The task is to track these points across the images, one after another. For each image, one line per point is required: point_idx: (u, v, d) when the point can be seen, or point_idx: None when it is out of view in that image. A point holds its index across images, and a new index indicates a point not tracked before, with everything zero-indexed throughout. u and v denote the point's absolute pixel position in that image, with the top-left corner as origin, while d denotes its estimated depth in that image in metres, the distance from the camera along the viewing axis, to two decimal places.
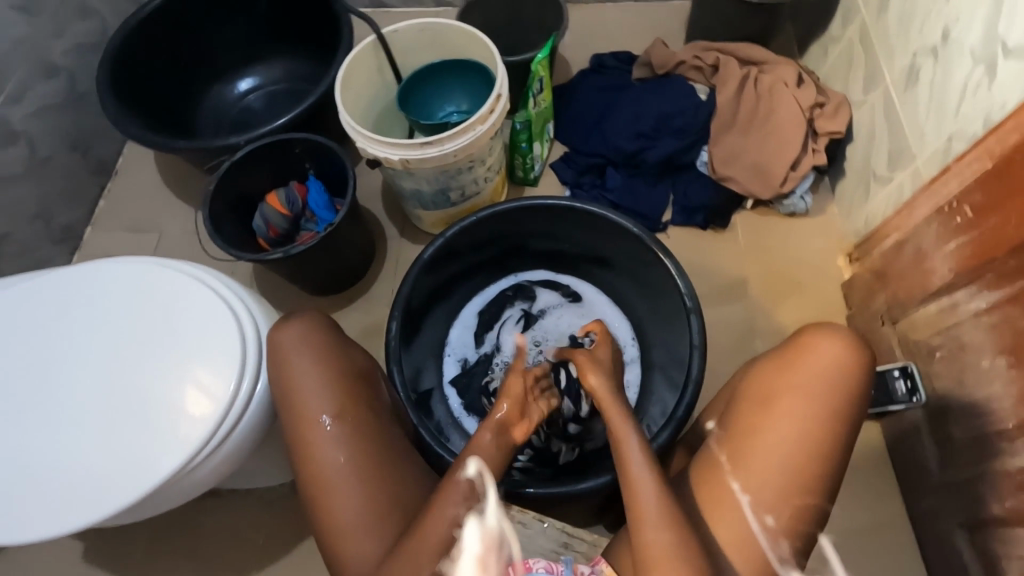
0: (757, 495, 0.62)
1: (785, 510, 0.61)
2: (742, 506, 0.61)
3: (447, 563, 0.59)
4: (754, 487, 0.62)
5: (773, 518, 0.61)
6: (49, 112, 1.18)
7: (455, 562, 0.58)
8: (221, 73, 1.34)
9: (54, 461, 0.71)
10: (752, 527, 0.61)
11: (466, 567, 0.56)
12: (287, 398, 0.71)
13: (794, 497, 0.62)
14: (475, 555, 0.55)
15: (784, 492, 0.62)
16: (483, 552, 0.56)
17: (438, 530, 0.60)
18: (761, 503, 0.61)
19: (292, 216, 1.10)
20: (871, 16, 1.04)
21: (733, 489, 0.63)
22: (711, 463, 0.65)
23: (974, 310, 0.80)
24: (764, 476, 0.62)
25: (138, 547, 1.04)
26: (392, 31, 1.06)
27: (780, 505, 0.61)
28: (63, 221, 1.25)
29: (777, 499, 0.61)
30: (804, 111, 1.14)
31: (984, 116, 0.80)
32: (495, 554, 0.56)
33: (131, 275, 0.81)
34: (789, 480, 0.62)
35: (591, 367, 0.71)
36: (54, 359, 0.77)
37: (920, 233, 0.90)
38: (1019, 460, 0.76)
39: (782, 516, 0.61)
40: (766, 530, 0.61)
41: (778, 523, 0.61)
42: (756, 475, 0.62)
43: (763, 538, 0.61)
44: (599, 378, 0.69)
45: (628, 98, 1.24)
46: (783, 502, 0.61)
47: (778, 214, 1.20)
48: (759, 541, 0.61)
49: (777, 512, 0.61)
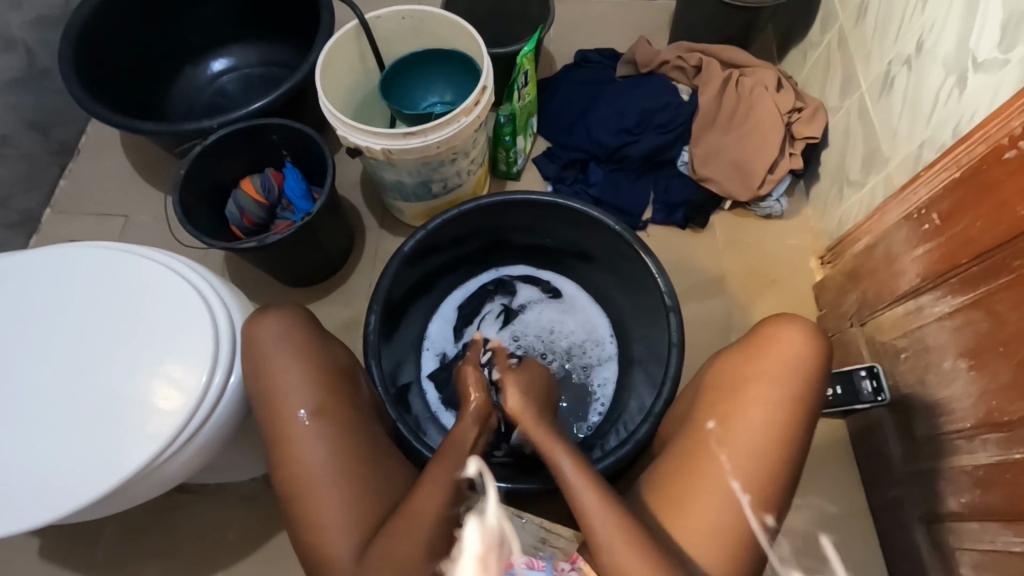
0: (756, 495, 0.62)
1: (778, 508, 0.63)
2: (742, 507, 0.62)
3: (447, 563, 0.60)
4: (752, 486, 0.63)
5: (772, 517, 0.62)
6: (5, 87, 1.11)
7: (455, 562, 0.59)
8: (193, 53, 1.29)
9: (11, 456, 0.68)
10: (752, 525, 0.61)
11: (466, 567, 0.59)
12: (263, 393, 0.69)
13: (785, 494, 0.64)
14: (475, 554, 0.59)
15: (774, 486, 0.63)
16: (483, 552, 0.59)
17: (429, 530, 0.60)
18: (759, 503, 0.62)
19: (267, 204, 1.07)
20: (849, 24, 1.07)
21: (733, 489, 0.63)
22: (710, 460, 0.64)
23: (938, 314, 0.83)
24: (753, 465, 0.63)
25: (100, 545, 1.01)
26: (375, 17, 1.04)
27: (776, 505, 0.63)
28: (19, 202, 1.19)
29: (771, 497, 0.63)
30: (783, 115, 1.16)
31: (954, 126, 0.82)
32: (495, 553, 0.59)
33: (97, 262, 0.77)
34: (772, 465, 0.64)
35: (512, 382, 0.73)
36: (11, 349, 0.73)
37: (890, 237, 0.93)
38: (976, 458, 0.80)
39: (777, 514, 0.63)
40: (766, 529, 0.62)
41: (776, 521, 0.62)
42: (750, 474, 0.63)
43: (763, 537, 0.62)
44: (517, 386, 0.72)
45: (611, 94, 1.24)
46: (779, 501, 0.63)
47: (755, 215, 1.22)
48: (759, 539, 0.62)
49: (774, 512, 0.63)
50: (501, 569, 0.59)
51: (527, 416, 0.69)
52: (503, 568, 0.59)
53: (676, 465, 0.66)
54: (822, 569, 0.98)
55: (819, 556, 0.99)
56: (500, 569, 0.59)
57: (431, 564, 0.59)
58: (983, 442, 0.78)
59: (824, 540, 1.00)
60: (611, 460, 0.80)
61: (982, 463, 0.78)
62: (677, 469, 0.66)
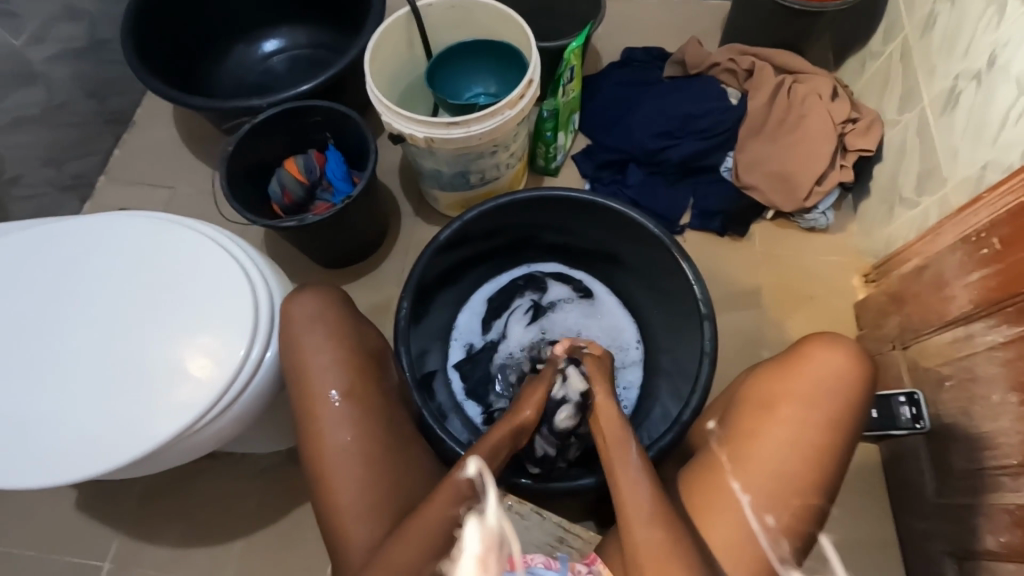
0: (757, 496, 0.61)
1: (785, 510, 0.61)
2: (742, 507, 0.61)
3: (447, 564, 0.59)
4: (752, 485, 0.62)
5: (774, 518, 0.61)
6: (70, 56, 1.16)
7: (456, 562, 0.54)
8: (246, 32, 1.31)
9: (58, 410, 0.71)
10: (752, 526, 0.61)
11: (466, 568, 0.52)
12: (296, 370, 0.71)
13: (796, 499, 0.61)
14: (475, 555, 0.52)
15: (783, 491, 0.61)
16: (483, 552, 0.53)
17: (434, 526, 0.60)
18: (760, 503, 0.61)
19: (308, 183, 1.09)
20: (914, 34, 1.02)
21: (733, 489, 0.62)
22: (711, 459, 0.65)
23: (990, 343, 0.79)
24: (763, 469, 0.62)
25: (130, 501, 1.05)
26: (426, 5, 1.04)
27: (781, 507, 0.61)
28: (75, 168, 1.24)
29: (776, 498, 0.61)
30: (836, 125, 1.12)
31: (1023, 147, 0.78)
32: (495, 554, 0.53)
33: (149, 231, 0.80)
34: (784, 480, 0.62)
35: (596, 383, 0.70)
36: (60, 307, 0.76)
37: (942, 260, 0.88)
38: (1019, 497, 0.76)
39: (782, 515, 0.61)
40: (767, 530, 0.60)
41: (778, 523, 0.61)
42: (755, 477, 0.62)
43: (764, 538, 0.60)
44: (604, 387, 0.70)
45: (657, 95, 1.22)
46: (784, 503, 0.61)
47: (797, 228, 1.18)
48: (759, 541, 0.60)
49: (777, 513, 0.61)
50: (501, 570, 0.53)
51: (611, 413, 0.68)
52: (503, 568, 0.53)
53: (692, 473, 0.66)
54: (822, 570, 0.95)
55: (820, 556, 0.97)
56: (500, 570, 0.53)
57: (430, 564, 0.59)
58: None
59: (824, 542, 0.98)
60: None
61: None
62: (690, 475, 0.66)
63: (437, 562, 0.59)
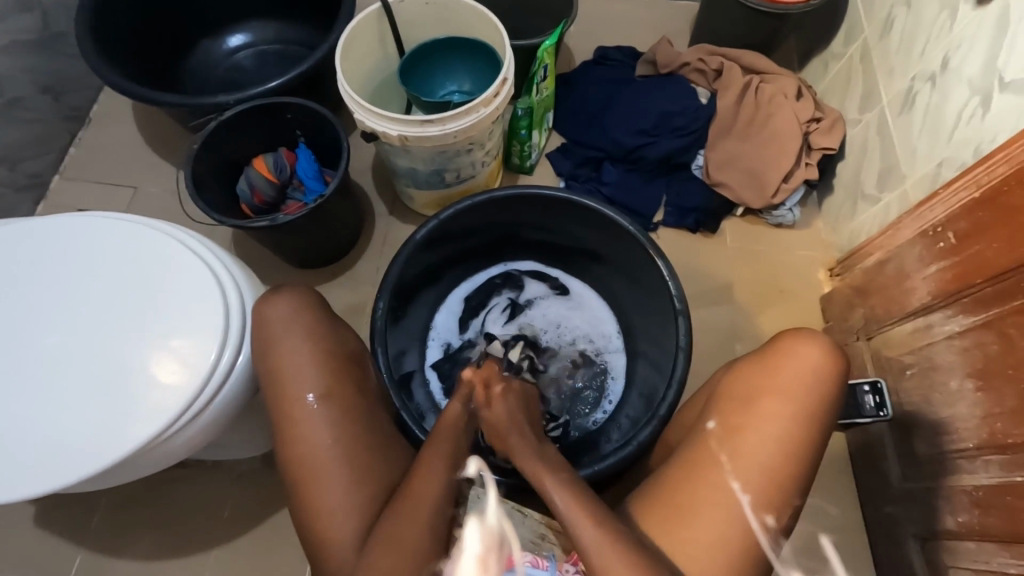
0: (756, 496, 0.63)
1: (782, 509, 0.63)
2: (743, 507, 0.62)
3: (447, 563, 0.60)
4: (751, 486, 0.63)
5: (773, 517, 0.62)
6: (21, 49, 1.10)
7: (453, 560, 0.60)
8: (211, 26, 1.27)
9: (17, 421, 0.67)
10: (752, 525, 0.62)
11: (466, 567, 0.60)
12: (272, 374, 0.69)
13: (790, 496, 0.64)
14: (475, 554, 0.60)
15: (778, 488, 0.63)
16: (483, 552, 0.61)
17: (417, 530, 0.59)
18: (760, 504, 0.62)
19: (278, 183, 1.05)
20: (873, 36, 1.06)
21: (733, 489, 0.63)
22: (710, 461, 0.65)
23: (948, 333, 0.83)
24: (758, 469, 0.63)
25: (96, 515, 1.01)
26: (398, 1, 1.03)
27: (778, 505, 0.63)
28: (29, 167, 1.18)
29: (774, 497, 0.63)
30: (802, 124, 1.15)
31: (975, 145, 0.82)
32: (495, 554, 0.61)
33: (111, 233, 0.76)
34: (777, 477, 0.64)
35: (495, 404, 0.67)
36: (15, 313, 0.72)
37: (903, 254, 0.92)
38: (977, 478, 0.80)
39: (780, 515, 0.63)
40: (766, 529, 0.62)
41: (777, 522, 0.62)
42: (752, 476, 0.63)
43: (764, 538, 0.62)
44: (506, 406, 0.67)
45: (629, 93, 1.23)
46: (782, 502, 0.63)
47: (766, 224, 1.22)
48: (760, 541, 0.62)
49: (776, 512, 0.63)
50: (500, 569, 0.60)
51: (514, 435, 0.66)
52: (502, 567, 0.60)
53: (683, 468, 0.66)
54: (822, 569, 1.00)
55: (819, 556, 1.01)
56: (500, 569, 0.60)
57: (430, 564, 0.59)
58: (985, 463, 0.78)
59: (824, 541, 1.01)
60: (614, 458, 0.79)
61: (982, 484, 0.78)
62: (679, 473, 0.66)
63: (435, 563, 0.59)
